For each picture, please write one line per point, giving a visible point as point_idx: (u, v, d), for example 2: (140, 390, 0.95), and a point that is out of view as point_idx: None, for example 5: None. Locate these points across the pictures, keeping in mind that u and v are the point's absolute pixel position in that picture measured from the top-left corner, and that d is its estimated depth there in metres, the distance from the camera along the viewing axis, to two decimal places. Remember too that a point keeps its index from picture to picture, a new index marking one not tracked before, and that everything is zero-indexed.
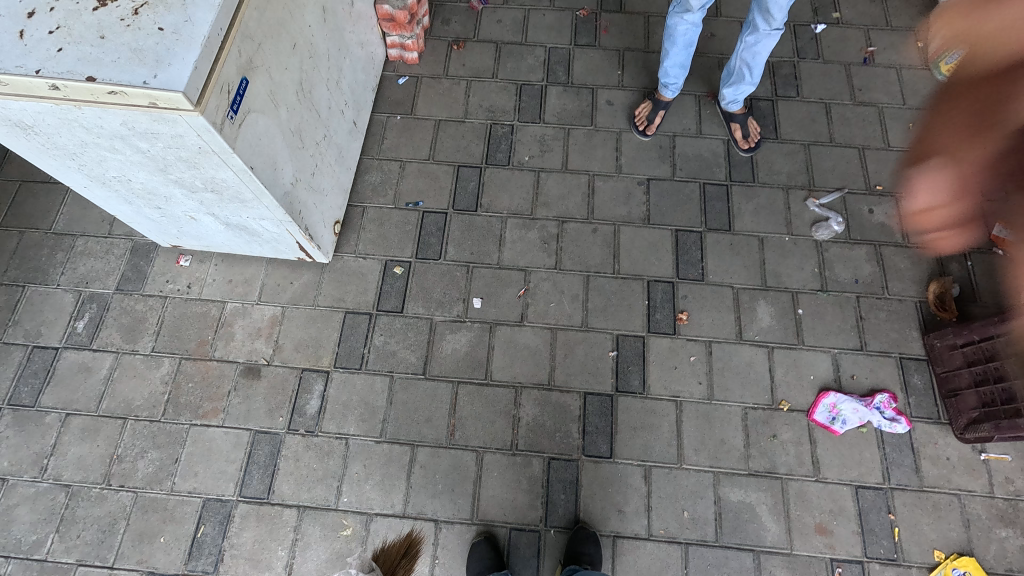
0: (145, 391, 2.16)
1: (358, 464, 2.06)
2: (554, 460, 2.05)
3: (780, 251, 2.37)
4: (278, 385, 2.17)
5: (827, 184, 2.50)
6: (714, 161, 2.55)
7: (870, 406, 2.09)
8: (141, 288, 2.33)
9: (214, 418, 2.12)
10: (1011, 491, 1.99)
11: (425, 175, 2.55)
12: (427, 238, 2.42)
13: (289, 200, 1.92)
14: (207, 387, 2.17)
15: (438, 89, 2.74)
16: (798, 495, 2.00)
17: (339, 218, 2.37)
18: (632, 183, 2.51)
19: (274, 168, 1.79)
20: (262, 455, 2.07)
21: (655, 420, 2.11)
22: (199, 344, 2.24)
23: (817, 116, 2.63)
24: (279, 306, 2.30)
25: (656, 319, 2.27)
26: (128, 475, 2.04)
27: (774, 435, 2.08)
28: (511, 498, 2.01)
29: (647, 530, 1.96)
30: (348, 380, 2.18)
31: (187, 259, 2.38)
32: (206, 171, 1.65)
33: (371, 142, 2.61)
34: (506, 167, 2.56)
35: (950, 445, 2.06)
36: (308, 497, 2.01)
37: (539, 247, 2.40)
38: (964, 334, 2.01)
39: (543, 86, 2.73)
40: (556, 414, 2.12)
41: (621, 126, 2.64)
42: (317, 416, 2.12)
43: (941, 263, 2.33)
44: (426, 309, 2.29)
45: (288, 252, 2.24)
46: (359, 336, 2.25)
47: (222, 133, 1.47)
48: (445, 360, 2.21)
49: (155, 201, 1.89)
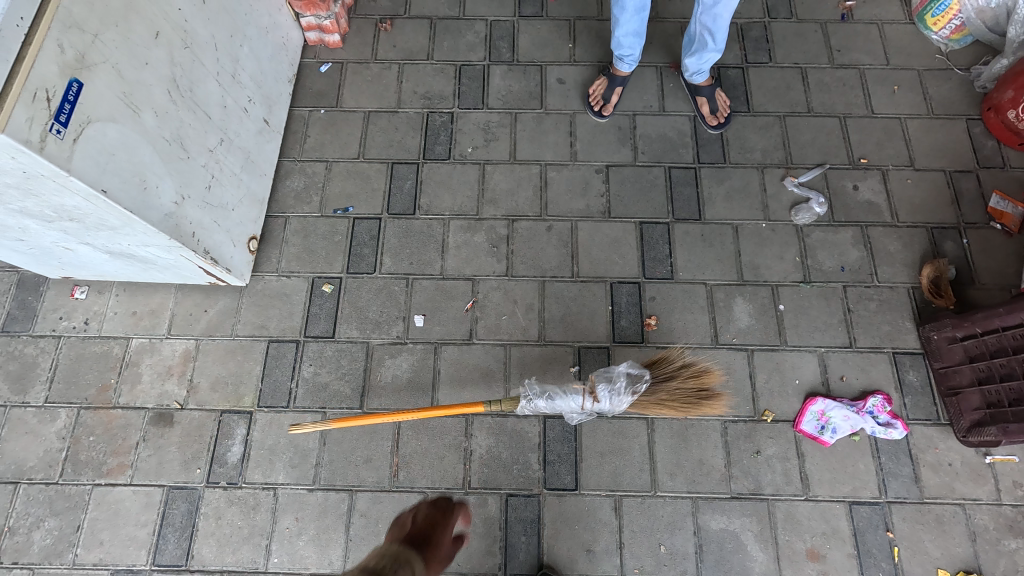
0: (39, 450, 1.87)
1: (289, 517, 1.80)
2: (512, 497, 1.81)
3: (757, 240, 2.11)
4: (194, 432, 1.89)
5: (806, 160, 2.23)
6: (680, 141, 2.27)
7: (862, 412, 1.86)
8: (30, 328, 2.02)
9: (120, 476, 1.85)
10: (1020, 496, 1.79)
11: (354, 176, 2.24)
12: (359, 249, 2.13)
13: (174, 222, 1.61)
14: (111, 440, 1.89)
15: (366, 75, 2.41)
16: (787, 518, 1.79)
17: (255, 232, 2.06)
18: (590, 172, 2.22)
19: (145, 186, 1.48)
20: (177, 516, 1.80)
21: (625, 444, 1.86)
22: (100, 390, 1.95)
23: (792, 82, 2.35)
24: (191, 339, 2.01)
25: (621, 327, 2.01)
26: (22, 549, 1.77)
27: (758, 451, 1.85)
28: (465, 544, 1.77)
29: (620, 570, 1.74)
30: (275, 421, 1.91)
31: (83, 290, 2.06)
32: (48, 198, 1.33)
33: (291, 141, 2.28)
34: (447, 161, 2.26)
35: (953, 449, 1.84)
36: (232, 561, 1.76)
37: (487, 251, 2.11)
38: (964, 326, 1.78)
39: (485, 66, 2.41)
40: (513, 443, 1.87)
41: (575, 107, 2.34)
42: (240, 465, 1.86)
43: (934, 243, 2.09)
44: (360, 331, 2.01)
45: (195, 277, 1.93)
46: (286, 369, 1.97)
47: (44, 152, 1.16)
48: (385, 389, 1.94)
49: (11, 233, 1.57)
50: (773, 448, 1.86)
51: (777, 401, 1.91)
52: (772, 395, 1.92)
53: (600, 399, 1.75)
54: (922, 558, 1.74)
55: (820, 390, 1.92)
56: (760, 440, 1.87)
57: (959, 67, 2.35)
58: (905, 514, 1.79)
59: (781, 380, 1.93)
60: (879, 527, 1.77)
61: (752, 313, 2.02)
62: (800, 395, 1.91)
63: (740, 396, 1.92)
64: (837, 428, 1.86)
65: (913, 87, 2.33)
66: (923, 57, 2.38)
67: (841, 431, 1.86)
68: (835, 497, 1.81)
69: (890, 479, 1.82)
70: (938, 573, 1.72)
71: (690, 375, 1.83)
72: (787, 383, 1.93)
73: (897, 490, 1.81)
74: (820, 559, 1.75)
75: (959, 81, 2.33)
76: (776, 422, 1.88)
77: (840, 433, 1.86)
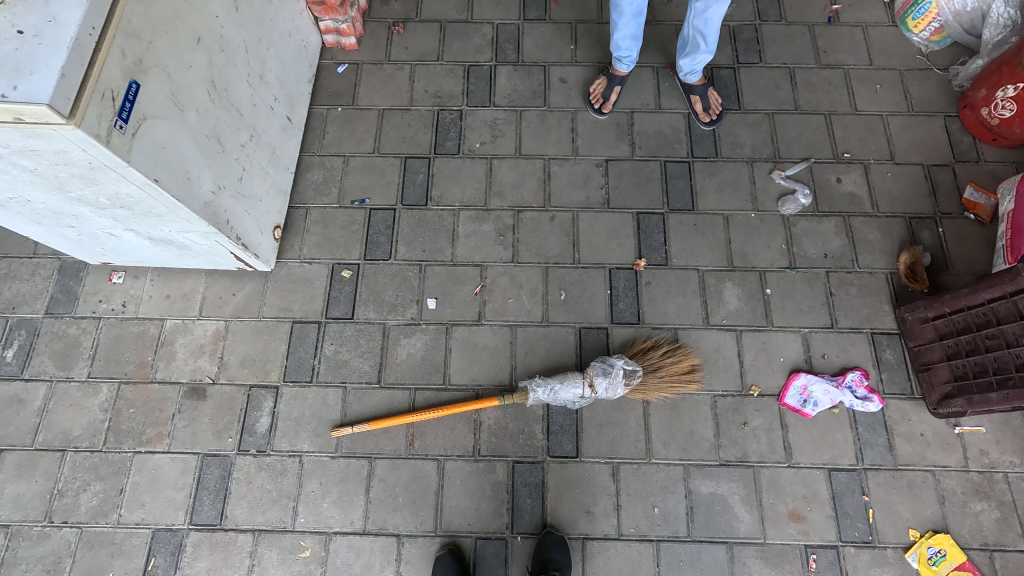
0: (84, 421, 2.04)
1: (314, 482, 1.96)
2: (518, 464, 1.97)
3: (746, 229, 2.27)
4: (225, 404, 2.06)
5: (793, 155, 2.38)
6: (675, 137, 2.42)
7: (841, 386, 2.02)
8: (72, 310, 2.19)
9: (159, 444, 2.01)
10: (986, 463, 1.95)
11: (370, 170, 2.40)
12: (375, 238, 2.28)
13: (212, 210, 1.77)
14: (149, 412, 2.05)
15: (381, 75, 2.56)
16: (771, 483, 1.94)
17: (279, 222, 2.22)
18: (590, 166, 2.38)
19: (188, 177, 1.63)
20: (211, 480, 1.97)
21: (623, 416, 2.02)
22: (139, 366, 2.11)
23: (781, 82, 2.50)
24: (221, 320, 2.17)
25: (619, 309, 2.17)
26: (71, 510, 1.94)
27: (745, 423, 2.01)
28: (475, 506, 1.93)
29: (617, 530, 1.90)
30: (299, 395, 2.07)
31: (120, 275, 2.23)
32: (106, 186, 1.49)
33: (311, 138, 2.44)
34: (457, 155, 2.41)
35: (925, 420, 2.00)
36: (262, 520, 1.92)
37: (494, 240, 2.27)
38: (935, 307, 1.93)
39: (492, 67, 2.56)
40: (518, 415, 2.03)
41: (576, 105, 2.49)
42: (268, 435, 2.02)
43: (911, 232, 2.24)
44: (378, 313, 2.17)
45: (225, 263, 2.09)
46: (309, 347, 2.13)
47: (110, 146, 1.32)
48: (401, 367, 2.10)
49: (64, 220, 1.73)
50: (758, 420, 2.01)
51: (763, 377, 2.07)
52: (758, 371, 2.07)
53: (597, 388, 1.96)
54: (894, 519, 1.90)
55: (803, 367, 2.08)
56: (747, 412, 2.02)
57: (939, 67, 2.50)
58: (879, 480, 1.94)
59: (767, 358, 2.09)
60: (856, 491, 1.93)
61: (740, 297, 2.17)
62: (784, 372, 2.07)
63: (729, 372, 2.07)
64: (817, 401, 2.01)
65: (895, 86, 2.48)
66: (905, 57, 2.53)
67: (822, 405, 2.01)
68: (815, 465, 1.97)
69: (866, 448, 1.98)
70: (909, 532, 1.88)
71: (673, 359, 2.03)
72: (772, 361, 2.09)
73: (873, 458, 1.97)
74: (801, 520, 1.91)
75: (937, 80, 2.48)
76: (762, 396, 2.04)
77: (821, 406, 2.01)
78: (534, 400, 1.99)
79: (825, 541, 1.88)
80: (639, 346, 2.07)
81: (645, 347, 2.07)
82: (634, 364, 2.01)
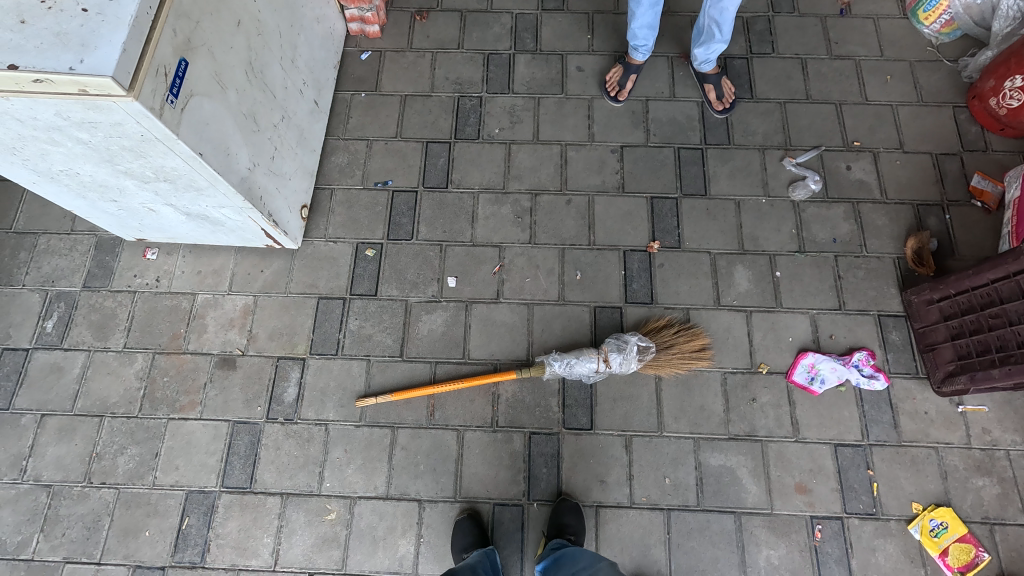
0: (120, 388, 2.14)
1: (339, 449, 2.05)
2: (535, 435, 2.06)
3: (757, 214, 2.34)
4: (254, 375, 2.15)
5: (804, 142, 2.44)
6: (688, 125, 2.49)
7: (848, 364, 2.08)
8: (109, 284, 2.29)
9: (192, 411, 2.11)
10: (988, 441, 2.01)
11: (393, 154, 2.48)
12: (398, 219, 2.37)
13: (247, 186, 1.86)
14: (182, 380, 2.15)
15: (403, 63, 2.64)
16: (778, 456, 2.02)
17: (306, 202, 2.31)
18: (606, 152, 2.45)
19: (227, 152, 1.72)
20: (241, 446, 2.06)
21: (635, 391, 2.10)
22: (172, 338, 2.21)
23: (792, 72, 2.56)
24: (250, 296, 2.26)
25: (633, 289, 2.24)
26: (109, 471, 2.04)
27: (754, 399, 2.08)
28: (493, 474, 2.02)
29: (630, 498, 1.98)
30: (325, 366, 2.16)
31: (154, 251, 2.33)
32: (153, 159, 1.58)
33: (335, 122, 2.53)
34: (476, 140, 2.49)
35: (929, 399, 2.06)
36: (290, 484, 2.02)
37: (512, 222, 2.35)
38: (940, 288, 1.99)
39: (511, 55, 2.64)
40: (535, 389, 2.11)
41: (593, 92, 2.56)
42: (295, 404, 2.11)
43: (919, 218, 2.30)
44: (400, 291, 2.26)
45: (255, 240, 2.19)
46: (334, 322, 2.22)
47: (162, 119, 1.41)
48: (422, 341, 2.19)
49: (108, 193, 1.83)
50: (767, 396, 2.08)
51: (771, 356, 2.14)
52: (767, 350, 2.14)
53: (611, 363, 2.03)
54: (898, 493, 1.97)
55: (811, 347, 2.15)
56: (755, 389, 2.10)
57: (948, 59, 2.55)
58: (884, 455, 2.01)
59: (776, 337, 2.16)
60: (861, 466, 2.00)
61: (751, 279, 2.24)
62: (792, 351, 2.14)
63: (739, 351, 2.15)
64: (824, 378, 2.08)
65: (905, 77, 2.53)
66: (915, 49, 2.58)
67: (829, 382, 2.08)
68: (821, 440, 2.04)
69: (872, 425, 2.05)
70: (912, 505, 1.95)
71: (685, 337, 2.11)
72: (781, 341, 2.16)
73: (878, 434, 2.04)
74: (807, 492, 1.98)
75: (947, 71, 2.53)
76: (771, 374, 2.11)
77: (828, 383, 2.08)
78: (550, 373, 2.06)
79: (830, 512, 1.96)
80: (653, 324, 2.15)
81: (658, 326, 2.14)
82: (647, 340, 2.09)
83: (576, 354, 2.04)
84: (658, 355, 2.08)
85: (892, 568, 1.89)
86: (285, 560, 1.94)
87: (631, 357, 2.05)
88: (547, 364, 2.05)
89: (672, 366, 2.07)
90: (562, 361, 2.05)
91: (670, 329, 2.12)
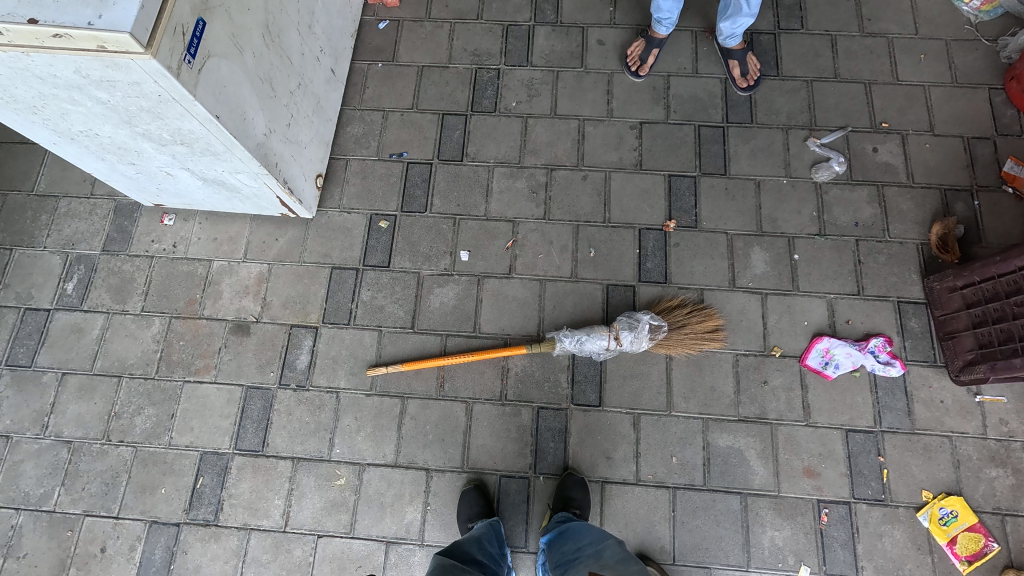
0: (138, 350, 2.19)
1: (350, 417, 2.08)
2: (543, 409, 2.06)
3: (777, 195, 2.28)
4: (268, 341, 2.18)
5: (829, 123, 2.37)
6: (711, 102, 2.43)
7: (864, 350, 2.05)
8: (127, 248, 2.32)
9: (206, 375, 2.15)
10: (1004, 432, 1.97)
11: (408, 125, 2.46)
12: (412, 191, 2.36)
13: (263, 152, 1.86)
14: (198, 345, 2.19)
15: (421, 33, 2.60)
16: (787, 439, 2.00)
17: (321, 171, 2.31)
18: (624, 128, 2.40)
19: (244, 117, 1.72)
20: (254, 410, 2.10)
21: (646, 369, 2.09)
22: (188, 303, 2.24)
23: (821, 49, 2.47)
24: (264, 264, 2.28)
25: (647, 268, 2.22)
26: (127, 430, 2.10)
27: (765, 381, 2.07)
28: (501, 447, 2.04)
29: (636, 475, 1.99)
30: (337, 335, 2.18)
31: (171, 217, 2.35)
32: (170, 121, 1.59)
33: (351, 92, 2.51)
34: (493, 114, 2.46)
35: (945, 388, 2.03)
36: (301, 449, 2.05)
37: (527, 197, 2.33)
38: (964, 275, 1.94)
39: (531, 27, 2.58)
40: (544, 364, 2.11)
41: (613, 67, 2.50)
42: (307, 371, 2.14)
43: (945, 203, 2.24)
44: (412, 263, 2.26)
45: (271, 207, 2.19)
46: (347, 292, 2.23)
47: (180, 79, 1.40)
48: (434, 314, 2.19)
49: (127, 156, 1.84)
50: (779, 379, 2.07)
51: (786, 339, 2.11)
52: (781, 333, 2.12)
53: (622, 341, 2.03)
54: (908, 480, 1.95)
55: (826, 331, 2.12)
56: (768, 371, 2.08)
57: (987, 38, 2.44)
58: (896, 442, 1.99)
59: (791, 320, 2.13)
60: (872, 452, 1.98)
61: (767, 261, 2.20)
62: (807, 335, 2.11)
63: (752, 333, 2.12)
64: (839, 363, 2.06)
65: (939, 56, 2.43)
66: (952, 27, 2.47)
67: (843, 367, 2.05)
68: (832, 425, 2.02)
69: (885, 412, 2.02)
70: (922, 493, 1.93)
71: (697, 317, 2.09)
72: (796, 324, 2.12)
73: (891, 421, 2.01)
74: (815, 476, 1.97)
75: (984, 51, 2.42)
76: (784, 357, 2.09)
77: (842, 368, 2.05)
78: (560, 350, 2.06)
79: (838, 497, 1.95)
80: (666, 304, 2.13)
81: (672, 305, 2.12)
82: (659, 318, 2.07)
83: (587, 332, 2.03)
84: (669, 335, 2.06)
85: (898, 554, 1.88)
86: (296, 522, 1.98)
87: (641, 337, 2.04)
88: (558, 341, 2.05)
89: (681, 347, 2.07)
90: (572, 339, 2.05)
91: (684, 309, 2.10)
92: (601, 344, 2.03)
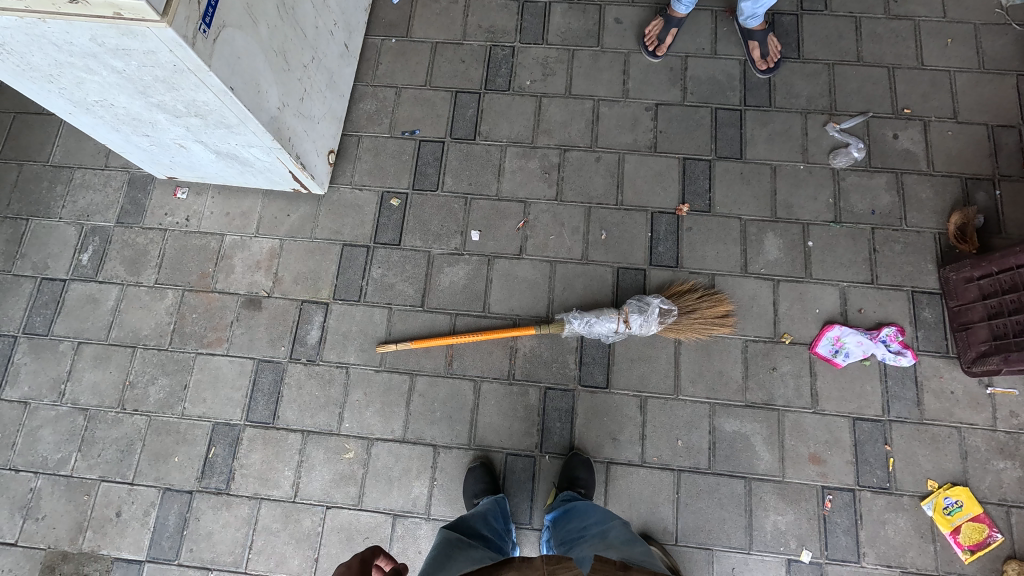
0: (152, 321, 2.22)
1: (358, 392, 2.11)
2: (550, 390, 2.08)
3: (793, 180, 2.25)
4: (279, 316, 2.20)
5: (850, 108, 2.33)
6: (728, 85, 2.38)
7: (875, 339, 2.03)
8: (141, 221, 2.33)
9: (218, 347, 2.18)
10: (1014, 424, 1.96)
11: (421, 103, 2.44)
12: (424, 169, 2.35)
13: (276, 126, 1.86)
14: (210, 318, 2.21)
15: (435, 8, 2.56)
16: (794, 426, 2.01)
17: (333, 147, 2.30)
18: (640, 109, 2.37)
19: (257, 89, 1.71)
20: (265, 383, 2.13)
21: (654, 352, 2.09)
22: (200, 276, 2.26)
23: (845, 31, 2.41)
24: (277, 239, 2.29)
25: (659, 252, 2.20)
26: (141, 400, 2.14)
27: (774, 367, 2.06)
28: (508, 425, 2.06)
29: (641, 457, 2.00)
30: (347, 311, 2.20)
31: (184, 191, 2.36)
32: (185, 93, 1.58)
33: (364, 68, 2.49)
34: (507, 92, 2.43)
35: (956, 378, 2.01)
36: (311, 423, 2.09)
37: (539, 177, 2.31)
38: (982, 266, 1.91)
39: (547, 4, 2.53)
40: (553, 345, 2.12)
41: (630, 46, 2.46)
42: (317, 346, 2.16)
43: (966, 192, 2.20)
44: (423, 241, 2.26)
45: (283, 182, 2.19)
46: (358, 269, 2.24)
47: (195, 48, 1.40)
48: (443, 292, 2.20)
49: (142, 127, 1.85)
50: (788, 366, 2.06)
51: (796, 326, 2.10)
52: (792, 320, 2.10)
53: (631, 324, 2.02)
54: (914, 469, 1.95)
55: (838, 319, 2.10)
56: (777, 358, 2.07)
57: (1018, 22, 2.36)
58: (904, 432, 1.98)
59: (802, 308, 2.11)
60: (878, 441, 1.98)
61: (780, 248, 2.18)
62: (818, 322, 2.10)
63: (763, 319, 2.11)
64: (849, 352, 2.04)
65: (967, 41, 2.36)
66: (982, 11, 2.39)
67: (853, 356, 2.04)
68: (840, 413, 2.01)
69: (894, 401, 2.01)
70: (927, 482, 1.93)
71: (708, 303, 2.07)
72: (808, 312, 2.11)
73: (899, 411, 2.00)
74: (821, 462, 1.97)
75: (1014, 36, 2.35)
76: (794, 344, 2.08)
77: (852, 357, 2.04)
78: (569, 331, 2.06)
79: (842, 484, 1.95)
80: (676, 288, 2.11)
81: (682, 290, 2.11)
82: (670, 303, 2.06)
83: (596, 314, 2.03)
84: (676, 319, 2.06)
85: (900, 542, 1.89)
86: (305, 493, 2.02)
87: (649, 320, 2.03)
88: (567, 324, 2.05)
89: (688, 329, 2.06)
90: (581, 321, 2.05)
91: (694, 295, 2.08)
92: (609, 327, 2.03)
